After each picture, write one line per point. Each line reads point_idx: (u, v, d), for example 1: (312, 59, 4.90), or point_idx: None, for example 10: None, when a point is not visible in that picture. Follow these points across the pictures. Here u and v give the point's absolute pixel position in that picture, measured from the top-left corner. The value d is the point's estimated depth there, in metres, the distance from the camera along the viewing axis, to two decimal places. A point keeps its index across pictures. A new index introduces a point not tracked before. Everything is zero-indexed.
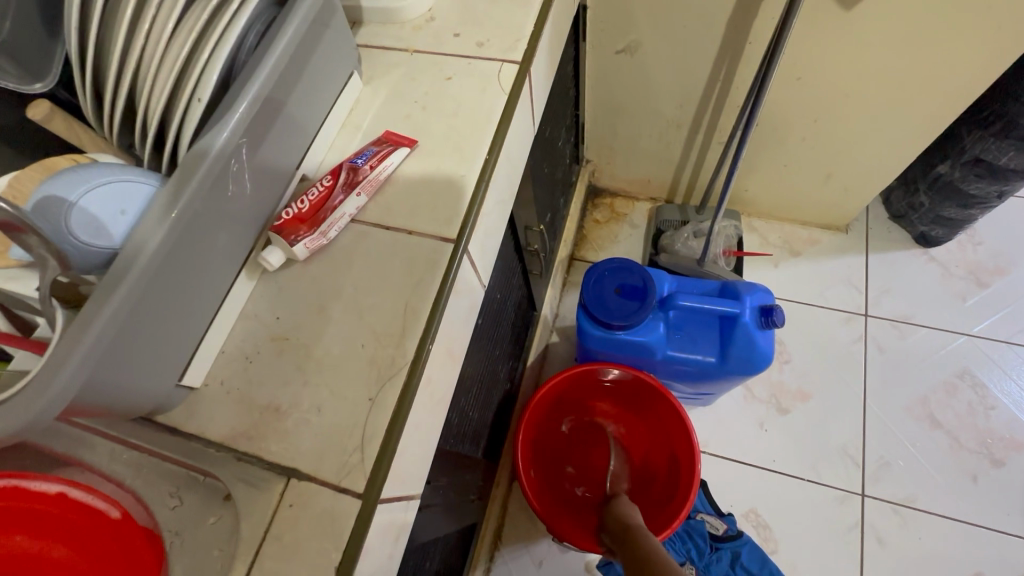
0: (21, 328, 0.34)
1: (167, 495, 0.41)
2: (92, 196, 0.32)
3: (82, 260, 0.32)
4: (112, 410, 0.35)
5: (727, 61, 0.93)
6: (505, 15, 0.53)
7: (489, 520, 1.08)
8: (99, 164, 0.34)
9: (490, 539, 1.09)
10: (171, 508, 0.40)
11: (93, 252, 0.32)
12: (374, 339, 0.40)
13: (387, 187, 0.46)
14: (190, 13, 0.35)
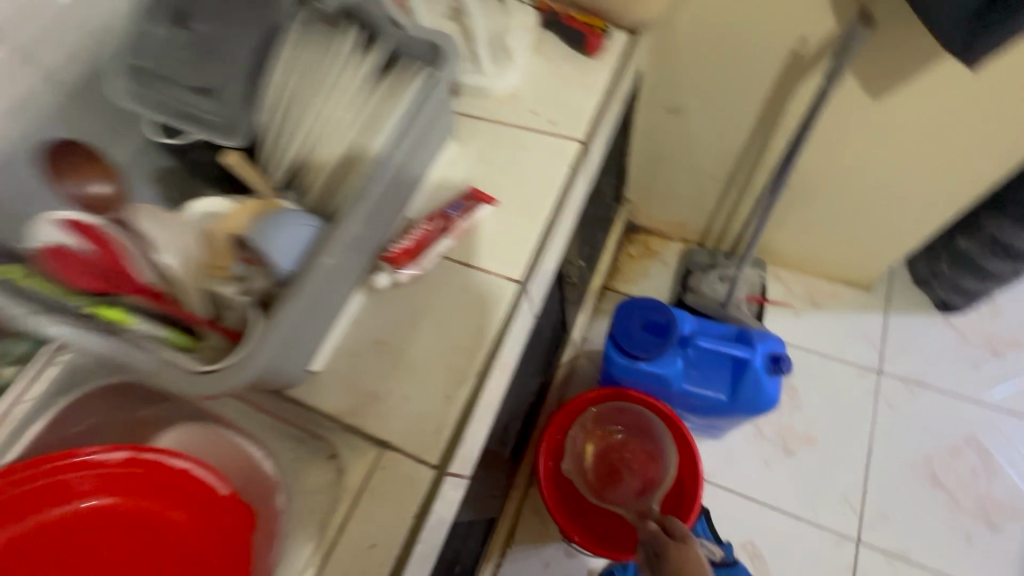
0: (213, 317, 0.46)
1: (287, 449, 0.55)
2: (293, 229, 0.45)
3: (277, 272, 0.44)
4: (265, 383, 0.48)
5: (763, 129, 1.03)
6: (574, 99, 0.66)
7: (504, 520, 1.18)
8: (291, 208, 0.47)
9: (503, 538, 1.19)
10: (289, 458, 0.55)
11: (284, 268, 0.44)
12: (452, 351, 0.53)
13: (470, 233, 0.58)
14: (359, 108, 0.50)
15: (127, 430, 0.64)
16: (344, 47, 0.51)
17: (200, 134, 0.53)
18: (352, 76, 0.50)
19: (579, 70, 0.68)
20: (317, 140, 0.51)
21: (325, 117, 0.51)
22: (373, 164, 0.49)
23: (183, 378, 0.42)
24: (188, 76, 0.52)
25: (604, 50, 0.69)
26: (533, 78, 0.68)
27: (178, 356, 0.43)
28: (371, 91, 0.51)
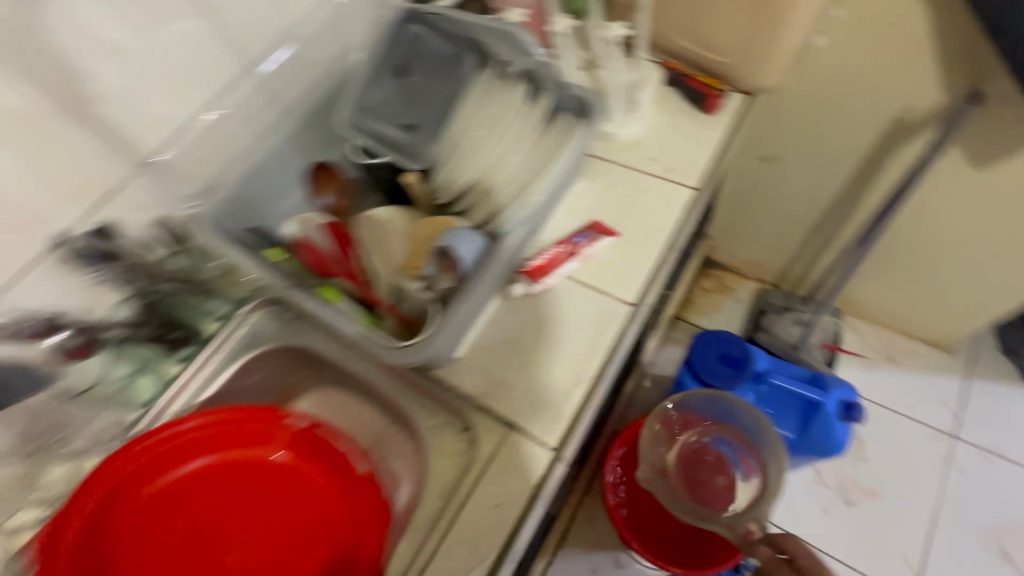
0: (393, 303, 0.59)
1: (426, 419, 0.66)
2: (473, 242, 0.57)
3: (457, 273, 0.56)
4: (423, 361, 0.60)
5: (858, 185, 1.08)
6: (691, 150, 0.75)
7: (555, 530, 1.21)
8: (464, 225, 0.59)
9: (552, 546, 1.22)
10: (430, 424, 0.66)
11: (463, 270, 0.56)
12: (572, 356, 0.63)
13: (592, 259, 0.68)
14: (523, 145, 0.63)
15: (282, 387, 0.78)
16: (513, 100, 0.63)
17: (392, 157, 0.66)
18: (520, 121, 0.63)
19: (697, 125, 0.77)
20: (482, 163, 0.63)
21: (492, 147, 0.63)
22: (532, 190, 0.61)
23: (379, 350, 0.55)
24: (392, 114, 0.66)
25: (720, 110, 0.78)
26: (655, 129, 0.78)
27: (375, 332, 0.55)
28: (533, 134, 0.64)
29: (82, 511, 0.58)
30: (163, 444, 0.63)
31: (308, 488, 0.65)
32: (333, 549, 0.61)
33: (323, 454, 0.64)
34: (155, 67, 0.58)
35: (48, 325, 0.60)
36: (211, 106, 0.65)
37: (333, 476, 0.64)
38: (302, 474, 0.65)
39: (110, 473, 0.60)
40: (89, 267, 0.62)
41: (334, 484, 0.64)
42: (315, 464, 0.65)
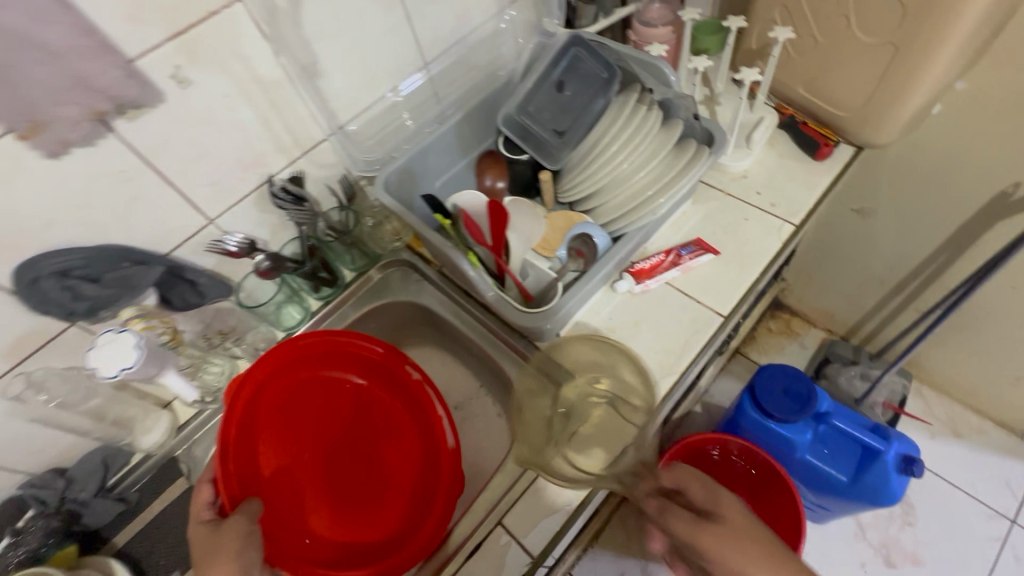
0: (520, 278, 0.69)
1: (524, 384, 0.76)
2: (603, 238, 0.68)
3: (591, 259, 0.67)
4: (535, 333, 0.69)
5: (950, 251, 1.09)
6: (795, 190, 0.82)
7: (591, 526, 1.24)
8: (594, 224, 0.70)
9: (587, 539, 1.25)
10: None
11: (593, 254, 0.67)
12: (664, 351, 0.71)
13: (692, 271, 0.76)
14: (654, 160, 0.71)
15: (396, 334, 0.91)
16: (649, 121, 0.72)
17: (532, 153, 0.76)
18: (654, 141, 0.72)
19: (805, 168, 0.84)
20: (616, 175, 0.72)
21: (627, 161, 0.72)
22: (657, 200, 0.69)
23: (510, 313, 0.64)
24: (541, 119, 0.76)
25: (829, 157, 0.84)
26: (763, 167, 0.86)
27: (507, 298, 0.65)
28: (664, 153, 0.71)
29: (254, 379, 0.69)
30: (314, 352, 0.74)
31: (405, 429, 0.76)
32: (407, 486, 0.73)
33: (428, 409, 0.74)
34: (362, 57, 0.72)
35: (250, 247, 0.72)
36: (400, 87, 0.79)
37: (427, 429, 0.75)
38: (403, 415, 0.77)
39: (276, 357, 0.71)
40: (284, 208, 0.75)
41: (424, 435, 0.75)
42: (416, 413, 0.76)
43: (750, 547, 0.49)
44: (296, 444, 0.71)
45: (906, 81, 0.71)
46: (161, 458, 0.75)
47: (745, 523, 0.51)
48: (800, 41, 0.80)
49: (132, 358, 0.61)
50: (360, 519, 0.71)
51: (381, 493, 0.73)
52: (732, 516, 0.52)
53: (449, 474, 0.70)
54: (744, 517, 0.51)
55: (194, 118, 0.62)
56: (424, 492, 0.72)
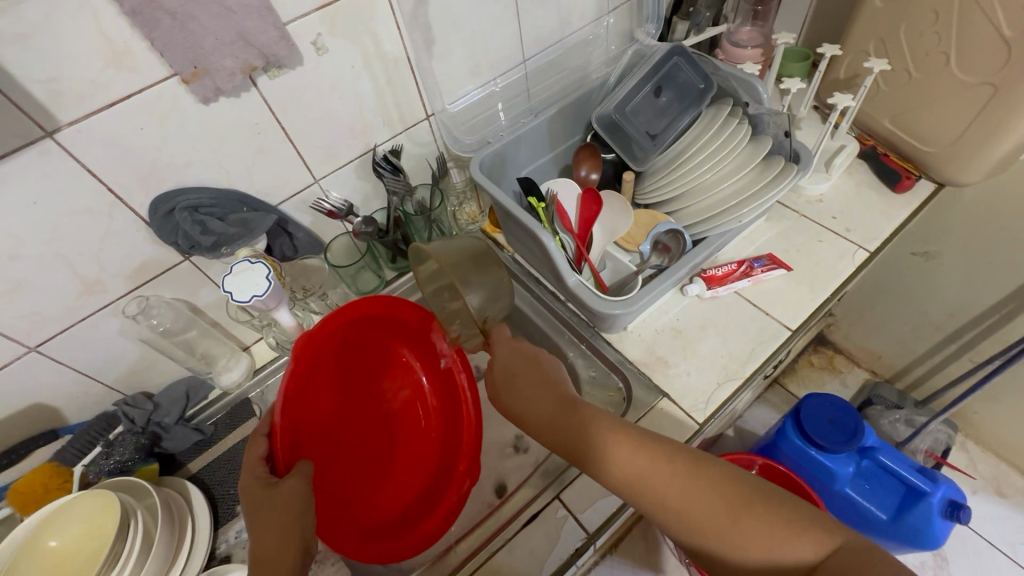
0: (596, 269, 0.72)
1: (587, 371, 0.80)
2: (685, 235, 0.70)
3: (675, 255, 0.70)
4: (605, 323, 0.71)
5: (1016, 302, 1.08)
6: (872, 219, 0.83)
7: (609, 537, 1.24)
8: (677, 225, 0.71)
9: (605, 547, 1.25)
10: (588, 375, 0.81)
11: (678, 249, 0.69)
12: (729, 356, 0.72)
13: (763, 284, 0.78)
14: (742, 170, 0.73)
15: None
16: (739, 134, 0.74)
17: (621, 152, 0.79)
18: (744, 152, 0.74)
19: (882, 198, 0.85)
20: (702, 182, 0.75)
21: (715, 170, 0.74)
22: (740, 209, 0.70)
23: (591, 300, 0.66)
24: (635, 122, 0.80)
25: (908, 191, 0.85)
26: (840, 193, 0.87)
27: (587, 287, 0.67)
28: (753, 163, 0.73)
29: (317, 337, 0.69)
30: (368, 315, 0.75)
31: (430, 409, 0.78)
32: (424, 464, 0.75)
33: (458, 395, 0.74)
34: (472, 46, 0.77)
35: (346, 209, 0.79)
36: (499, 78, 0.84)
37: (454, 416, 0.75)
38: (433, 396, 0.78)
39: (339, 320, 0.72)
40: (381, 176, 0.79)
41: (449, 421, 0.76)
42: (448, 396, 0.77)
43: (517, 375, 0.60)
44: (334, 403, 0.72)
45: (1000, 123, 0.72)
46: (236, 398, 0.81)
47: (517, 358, 0.62)
48: (892, 74, 0.82)
49: (262, 287, 0.66)
50: (372, 487, 0.72)
51: (395, 467, 0.74)
52: (508, 357, 0.62)
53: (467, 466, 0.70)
54: (521, 355, 0.62)
55: (321, 83, 0.67)
56: (437, 476, 0.73)
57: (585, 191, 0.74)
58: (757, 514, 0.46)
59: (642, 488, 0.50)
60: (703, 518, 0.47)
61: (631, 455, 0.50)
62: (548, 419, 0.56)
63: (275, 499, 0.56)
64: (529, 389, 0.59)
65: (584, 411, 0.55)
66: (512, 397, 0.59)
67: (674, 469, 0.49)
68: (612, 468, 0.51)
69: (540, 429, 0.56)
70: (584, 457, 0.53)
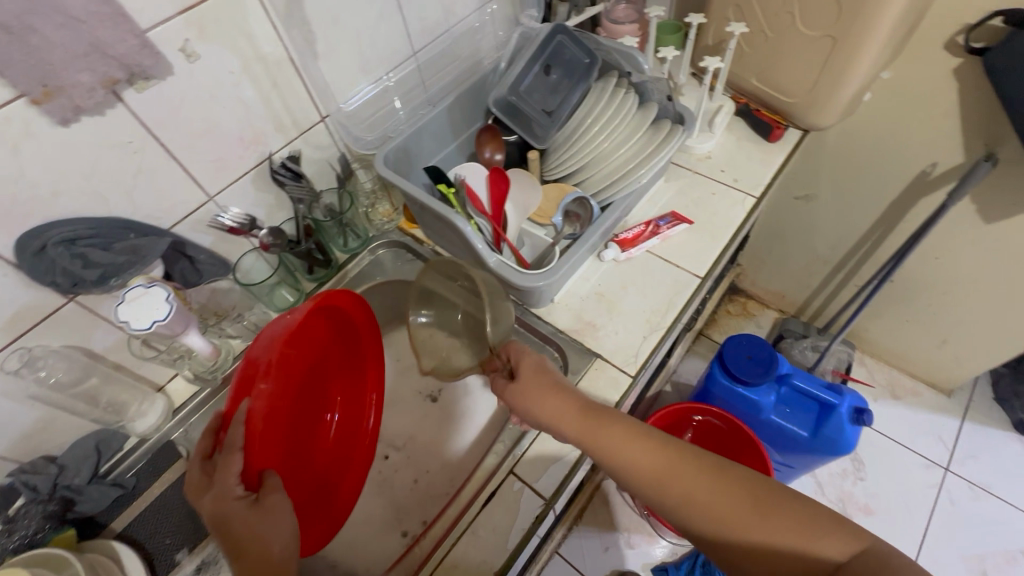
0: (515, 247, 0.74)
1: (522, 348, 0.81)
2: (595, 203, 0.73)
3: (586, 225, 0.73)
4: (530, 297, 0.74)
5: (882, 228, 1.23)
6: (754, 167, 0.92)
7: (576, 502, 1.32)
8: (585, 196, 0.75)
9: (572, 516, 1.31)
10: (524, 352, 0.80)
11: (588, 216, 0.72)
12: (651, 310, 0.77)
13: (670, 239, 0.84)
14: (635, 137, 0.78)
15: (390, 316, 0.94)
16: (627, 103, 0.79)
17: (521, 132, 0.81)
18: (635, 119, 0.79)
19: (760, 149, 0.94)
20: (601, 151, 0.79)
21: (611, 140, 0.79)
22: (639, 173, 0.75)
23: (514, 277, 0.68)
24: (530, 101, 0.82)
25: (780, 140, 0.95)
26: (725, 148, 0.95)
27: (508, 265, 0.69)
28: (645, 130, 0.78)
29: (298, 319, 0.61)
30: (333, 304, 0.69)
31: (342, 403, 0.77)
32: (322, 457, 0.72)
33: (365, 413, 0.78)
34: (357, 42, 0.75)
35: (249, 223, 0.75)
36: (390, 74, 0.83)
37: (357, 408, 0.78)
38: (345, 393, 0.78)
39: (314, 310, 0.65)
40: (282, 184, 0.77)
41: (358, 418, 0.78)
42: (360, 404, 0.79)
43: (538, 389, 0.59)
44: (285, 397, 0.64)
45: (843, 66, 0.81)
46: (157, 441, 0.75)
47: (535, 371, 0.60)
48: (751, 36, 0.91)
49: (163, 310, 0.61)
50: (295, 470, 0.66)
51: (311, 457, 0.70)
52: (528, 369, 0.60)
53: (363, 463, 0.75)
54: (534, 368, 0.60)
55: (198, 92, 0.63)
56: (338, 465, 0.73)
57: (489, 174, 0.75)
58: (781, 515, 0.48)
59: (667, 484, 0.53)
60: (731, 517, 0.49)
61: (655, 460, 0.53)
62: (574, 425, 0.57)
63: (267, 526, 0.51)
64: (548, 401, 0.58)
65: (613, 418, 0.56)
66: (535, 408, 0.58)
67: (700, 474, 0.52)
68: (636, 466, 0.54)
69: (564, 426, 0.57)
70: (613, 460, 0.55)
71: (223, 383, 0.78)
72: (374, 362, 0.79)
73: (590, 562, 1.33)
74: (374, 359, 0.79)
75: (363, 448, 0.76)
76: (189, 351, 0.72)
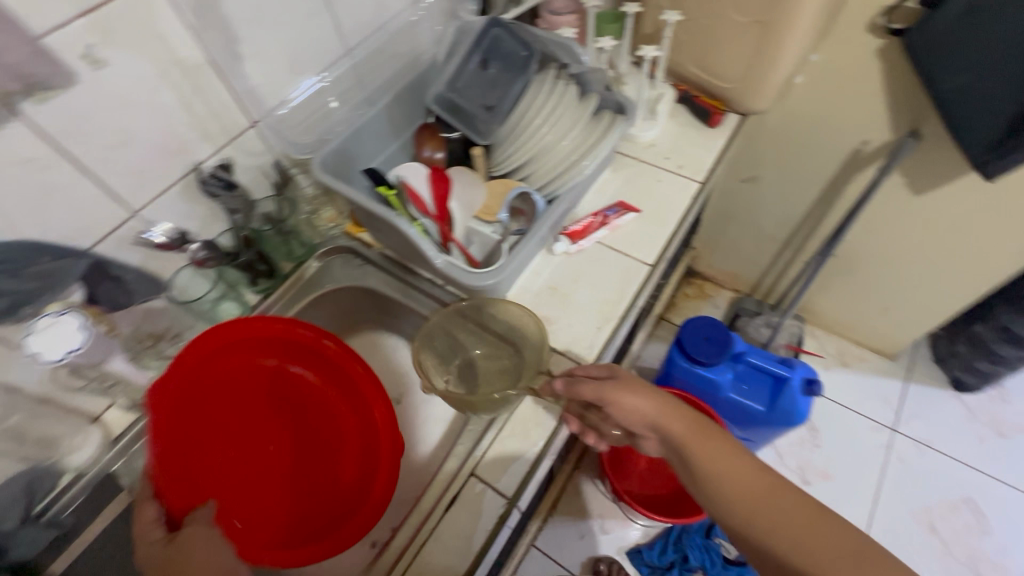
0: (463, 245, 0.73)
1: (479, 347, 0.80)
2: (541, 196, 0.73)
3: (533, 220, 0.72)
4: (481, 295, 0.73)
5: (822, 205, 1.28)
6: (697, 153, 0.93)
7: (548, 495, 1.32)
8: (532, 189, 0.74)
9: (545, 508, 1.32)
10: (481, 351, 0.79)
11: (535, 211, 0.72)
12: (603, 301, 0.78)
13: (619, 229, 0.84)
14: (578, 129, 0.78)
15: (342, 324, 0.91)
16: (568, 94, 0.79)
17: (462, 128, 0.80)
18: (576, 111, 0.79)
19: (702, 135, 0.96)
20: (545, 144, 0.79)
21: (555, 132, 0.79)
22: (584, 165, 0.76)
23: (463, 275, 0.67)
24: (470, 96, 0.81)
25: (720, 125, 0.97)
26: (668, 135, 0.96)
27: (456, 264, 0.68)
28: (587, 121, 0.78)
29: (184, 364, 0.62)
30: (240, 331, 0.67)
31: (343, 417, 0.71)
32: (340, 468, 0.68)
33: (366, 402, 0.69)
34: (285, 42, 0.72)
35: (181, 238, 0.70)
36: (325, 73, 0.80)
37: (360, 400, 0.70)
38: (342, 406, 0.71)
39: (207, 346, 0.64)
40: (215, 196, 0.73)
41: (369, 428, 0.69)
42: (357, 395, 0.70)
43: (639, 393, 0.60)
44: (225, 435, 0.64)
45: (774, 50, 0.84)
46: (95, 476, 0.70)
47: (637, 379, 0.62)
48: (687, 23, 0.92)
49: (78, 339, 0.58)
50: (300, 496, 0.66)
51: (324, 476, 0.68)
52: (625, 374, 0.62)
53: (389, 456, 0.66)
54: (632, 375, 0.62)
55: (109, 101, 0.59)
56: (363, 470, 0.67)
57: (432, 174, 0.74)
58: (878, 563, 0.47)
59: (761, 506, 0.53)
60: (825, 551, 0.49)
61: (753, 479, 0.55)
62: (682, 430, 0.59)
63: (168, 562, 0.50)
64: (649, 404, 0.60)
65: (718, 434, 0.58)
66: (629, 407, 0.60)
67: (796, 505, 0.52)
68: (733, 479, 0.55)
69: (667, 426, 0.60)
70: (711, 467, 0.56)
71: None
72: (334, 347, 0.69)
73: (567, 551, 1.35)
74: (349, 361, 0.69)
75: (386, 436, 0.67)
76: (121, 378, 0.70)
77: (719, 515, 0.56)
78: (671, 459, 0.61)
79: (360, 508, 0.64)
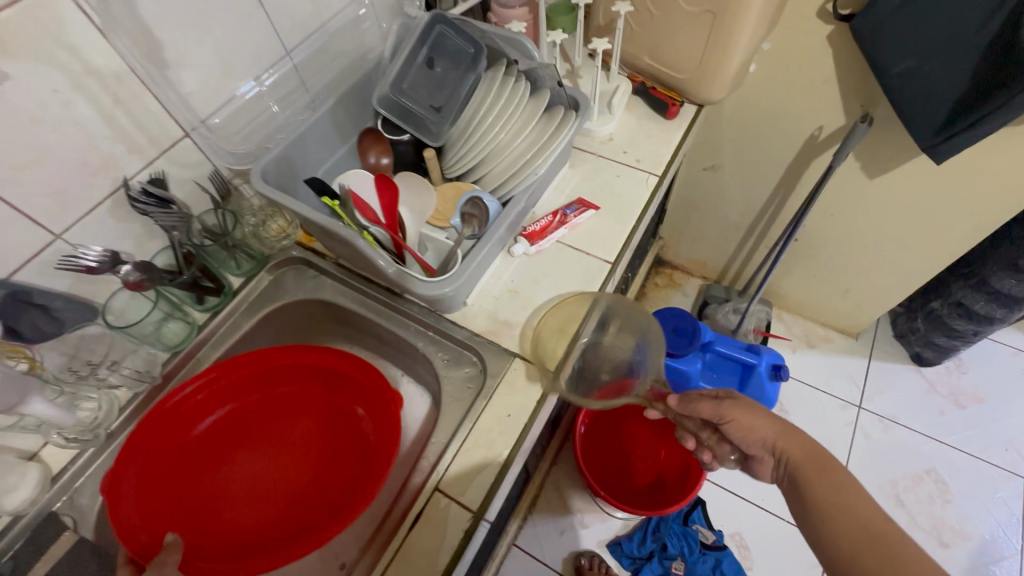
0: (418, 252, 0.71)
1: (440, 356, 0.78)
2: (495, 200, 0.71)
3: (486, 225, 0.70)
4: (439, 303, 0.72)
5: (782, 190, 1.29)
6: (654, 145, 0.92)
7: (526, 494, 1.32)
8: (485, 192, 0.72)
9: (524, 507, 1.31)
10: (442, 360, 0.77)
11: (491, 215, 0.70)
12: (565, 302, 0.76)
13: (578, 227, 0.83)
14: (531, 127, 0.76)
15: (299, 337, 0.88)
16: (519, 90, 0.76)
17: (410, 129, 0.76)
18: (528, 108, 0.76)
19: (659, 127, 0.95)
20: (498, 144, 0.76)
21: (506, 131, 0.76)
22: (537, 164, 0.74)
23: (416, 285, 0.65)
24: (417, 95, 0.77)
25: (677, 116, 0.96)
26: (625, 129, 0.95)
27: (409, 273, 0.66)
28: (539, 119, 0.76)
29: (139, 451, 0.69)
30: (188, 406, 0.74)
31: (323, 415, 0.79)
32: (345, 457, 0.75)
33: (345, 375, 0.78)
34: (216, 45, 0.68)
35: (112, 260, 0.64)
36: (263, 77, 0.76)
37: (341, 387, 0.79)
38: (320, 405, 0.80)
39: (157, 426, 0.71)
40: (146, 213, 0.68)
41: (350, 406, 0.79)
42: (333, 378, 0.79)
43: (755, 415, 0.64)
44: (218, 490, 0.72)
45: (726, 39, 0.83)
46: (36, 516, 0.66)
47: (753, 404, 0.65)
48: (639, 14, 0.91)
49: None
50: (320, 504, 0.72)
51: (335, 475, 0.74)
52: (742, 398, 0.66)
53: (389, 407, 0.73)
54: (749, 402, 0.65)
55: (16, 117, 0.54)
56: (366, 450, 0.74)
57: (375, 178, 0.68)
58: None
59: (876, 531, 0.53)
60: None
61: (869, 508, 0.55)
62: (798, 454, 0.62)
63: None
64: (762, 425, 0.64)
65: (834, 466, 0.60)
66: (744, 424, 0.64)
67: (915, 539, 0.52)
68: (851, 506, 0.56)
69: (780, 447, 0.63)
70: (827, 491, 0.58)
71: (109, 439, 0.71)
72: (291, 356, 0.78)
73: (548, 548, 1.34)
74: (320, 353, 0.78)
75: (376, 390, 0.75)
76: (43, 422, 0.65)
77: (825, 556, 0.55)
78: (784, 487, 0.64)
79: (375, 464, 0.70)
